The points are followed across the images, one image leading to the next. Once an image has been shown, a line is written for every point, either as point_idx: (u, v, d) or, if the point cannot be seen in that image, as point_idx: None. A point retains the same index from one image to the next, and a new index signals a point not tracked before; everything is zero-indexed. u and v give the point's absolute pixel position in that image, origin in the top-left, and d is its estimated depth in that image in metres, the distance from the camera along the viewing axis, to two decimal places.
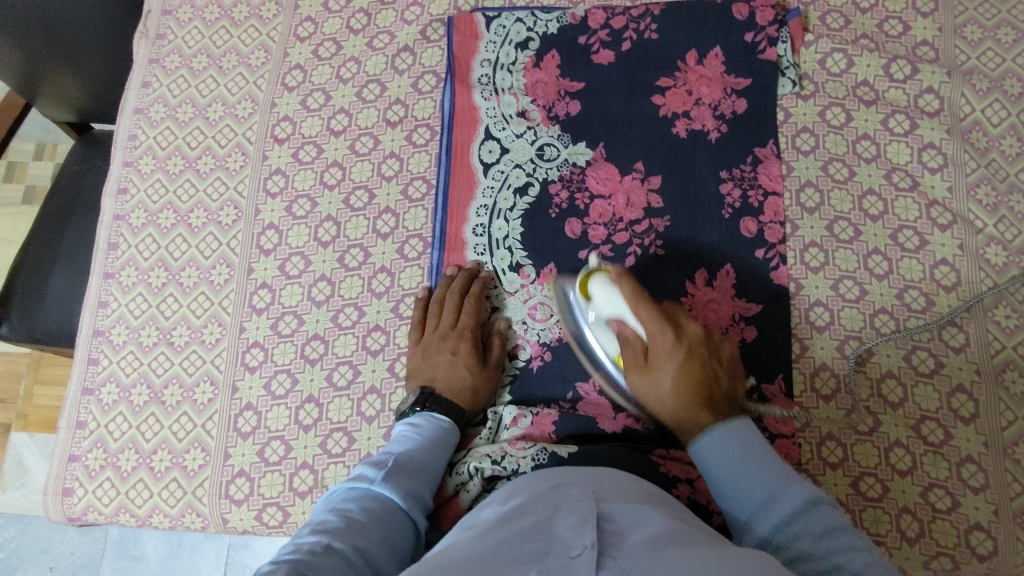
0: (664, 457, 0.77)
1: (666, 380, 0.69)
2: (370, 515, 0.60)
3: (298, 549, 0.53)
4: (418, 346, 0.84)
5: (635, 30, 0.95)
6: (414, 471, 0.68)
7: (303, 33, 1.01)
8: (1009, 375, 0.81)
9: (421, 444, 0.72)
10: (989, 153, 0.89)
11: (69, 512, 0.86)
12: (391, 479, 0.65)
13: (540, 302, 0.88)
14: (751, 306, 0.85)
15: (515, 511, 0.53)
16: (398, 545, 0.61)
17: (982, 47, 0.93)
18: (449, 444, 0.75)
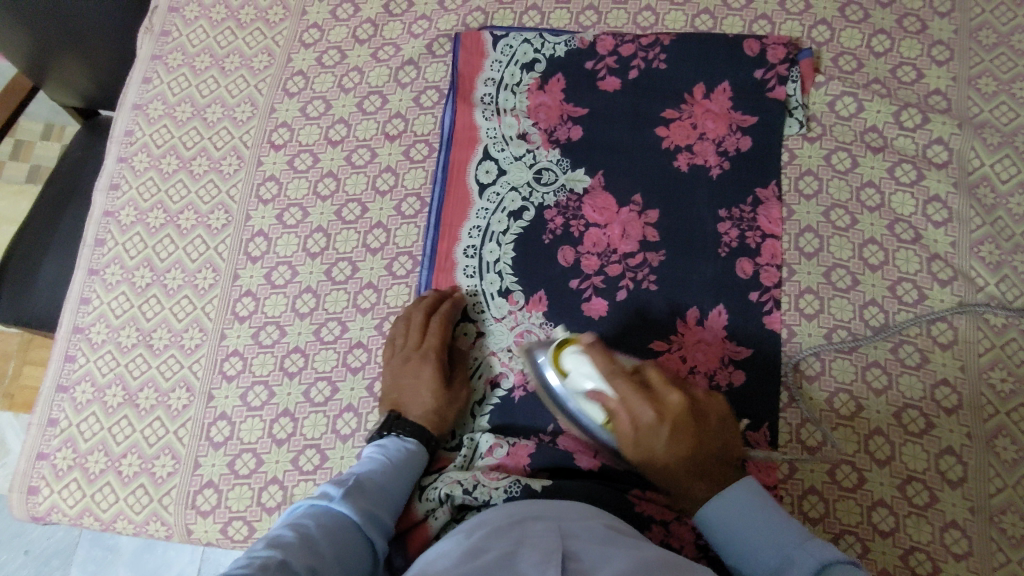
0: (641, 498, 0.76)
1: (660, 451, 0.66)
2: (325, 534, 0.58)
3: (249, 566, 0.50)
4: (387, 366, 0.83)
5: (644, 59, 0.94)
6: (375, 493, 0.67)
7: (309, 39, 1.00)
8: (1001, 441, 0.79)
9: (384, 465, 0.71)
10: (995, 210, 0.87)
11: (34, 511, 0.85)
12: (349, 498, 0.64)
13: (526, 330, 0.86)
14: (741, 350, 0.84)
15: (478, 544, 0.52)
16: (353, 569, 0.59)
17: (996, 100, 0.91)
18: (415, 467, 0.74)
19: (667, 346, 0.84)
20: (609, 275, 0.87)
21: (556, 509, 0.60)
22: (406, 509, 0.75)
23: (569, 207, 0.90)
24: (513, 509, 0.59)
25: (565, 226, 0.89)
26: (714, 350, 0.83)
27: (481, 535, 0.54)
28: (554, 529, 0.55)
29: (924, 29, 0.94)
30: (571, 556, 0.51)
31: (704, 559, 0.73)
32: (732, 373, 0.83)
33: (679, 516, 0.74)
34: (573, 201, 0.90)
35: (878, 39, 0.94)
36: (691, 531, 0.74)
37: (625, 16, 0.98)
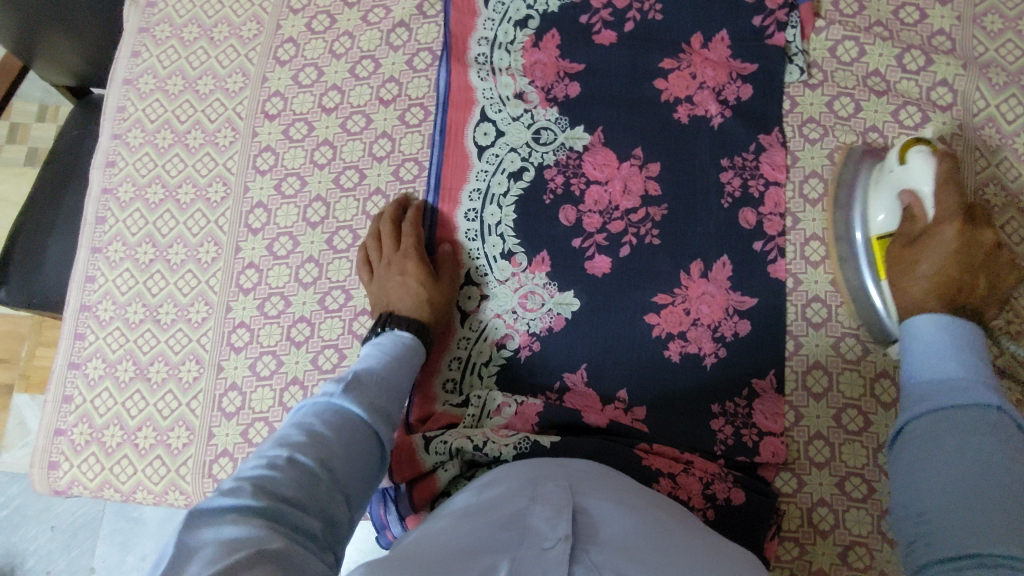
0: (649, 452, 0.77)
1: (922, 273, 0.73)
2: (335, 430, 0.57)
3: (260, 465, 0.51)
4: (370, 282, 0.85)
5: (639, 10, 0.92)
6: (377, 384, 0.65)
7: (297, 5, 0.98)
8: (1005, 382, 0.79)
9: (388, 358, 0.71)
10: (1000, 151, 0.86)
11: (56, 485, 0.87)
12: (352, 392, 0.61)
13: (530, 291, 0.86)
14: (745, 300, 0.83)
15: (492, 504, 0.53)
16: (369, 461, 0.59)
17: (1002, 39, 0.88)
18: (411, 357, 0.75)
19: (670, 299, 0.84)
20: (611, 232, 0.87)
21: (563, 469, 0.59)
22: (411, 460, 0.77)
23: (569, 165, 0.89)
24: (526, 467, 0.60)
25: (565, 184, 0.88)
26: (718, 303, 0.83)
27: (493, 499, 0.54)
28: (566, 484, 0.55)
29: None
30: (583, 511, 0.51)
31: (712, 510, 0.74)
32: (737, 324, 0.82)
33: (686, 468, 0.76)
34: (573, 159, 0.89)
35: None
36: (698, 483, 0.75)
37: None
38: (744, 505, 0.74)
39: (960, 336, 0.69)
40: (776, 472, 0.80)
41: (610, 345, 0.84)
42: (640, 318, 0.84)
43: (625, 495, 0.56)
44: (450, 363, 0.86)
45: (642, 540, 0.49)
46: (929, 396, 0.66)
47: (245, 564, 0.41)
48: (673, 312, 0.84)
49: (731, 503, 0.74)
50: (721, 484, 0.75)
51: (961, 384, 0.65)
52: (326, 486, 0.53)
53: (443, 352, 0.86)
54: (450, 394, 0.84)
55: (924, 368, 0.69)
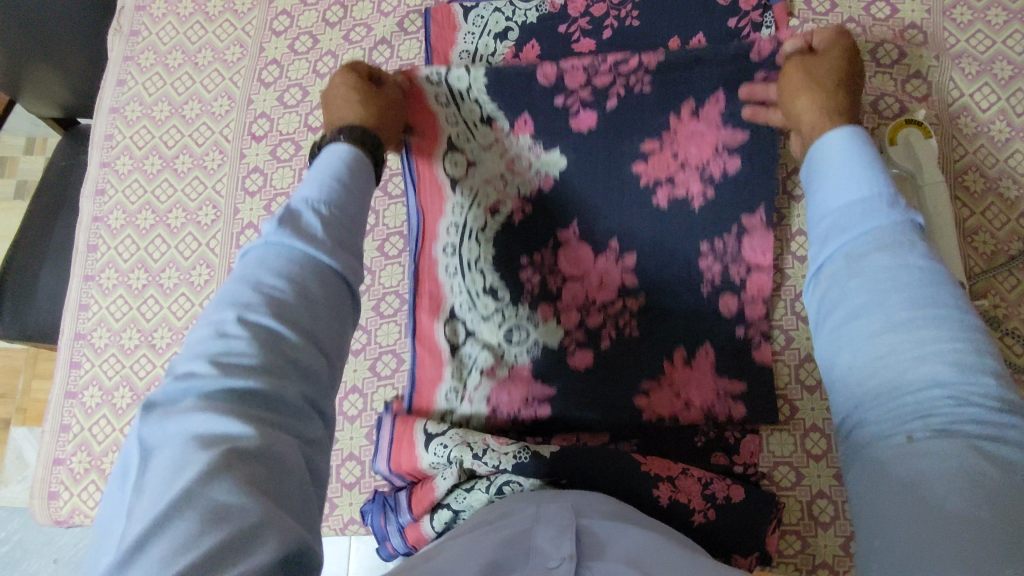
0: (647, 395, 0.81)
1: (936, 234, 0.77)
2: (291, 277, 0.49)
3: (205, 339, 0.45)
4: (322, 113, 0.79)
5: (616, 17, 0.93)
6: (320, 215, 0.54)
7: (279, 27, 0.99)
8: None
9: (331, 182, 0.58)
10: (977, 139, 0.87)
11: (56, 515, 0.87)
12: (289, 227, 0.51)
13: (516, 155, 0.85)
14: (737, 134, 0.80)
15: (495, 527, 0.54)
16: (335, 304, 0.51)
17: (972, 29, 0.90)
18: (363, 174, 0.63)
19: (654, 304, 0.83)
20: (590, 259, 0.84)
21: (565, 496, 0.60)
22: (412, 465, 0.80)
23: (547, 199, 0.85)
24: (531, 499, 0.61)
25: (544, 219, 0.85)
26: (708, 142, 0.81)
27: (497, 521, 0.55)
28: (569, 508, 0.55)
29: None
30: (587, 531, 0.52)
31: (714, 510, 0.74)
32: (726, 161, 0.80)
33: (687, 404, 0.81)
34: (550, 193, 0.85)
35: None
36: (701, 415, 0.80)
37: None
38: (745, 502, 0.74)
39: (864, 158, 0.56)
40: (773, 465, 0.80)
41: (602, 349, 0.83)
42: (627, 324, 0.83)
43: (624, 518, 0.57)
44: (445, 270, 0.86)
45: (644, 554, 0.49)
46: (843, 227, 0.53)
47: (220, 465, 0.37)
48: (661, 158, 0.82)
49: (732, 502, 0.74)
50: (722, 408, 0.80)
51: (872, 213, 0.52)
52: (285, 344, 0.46)
53: (435, 262, 0.87)
54: (456, 297, 0.86)
55: (832, 193, 0.56)
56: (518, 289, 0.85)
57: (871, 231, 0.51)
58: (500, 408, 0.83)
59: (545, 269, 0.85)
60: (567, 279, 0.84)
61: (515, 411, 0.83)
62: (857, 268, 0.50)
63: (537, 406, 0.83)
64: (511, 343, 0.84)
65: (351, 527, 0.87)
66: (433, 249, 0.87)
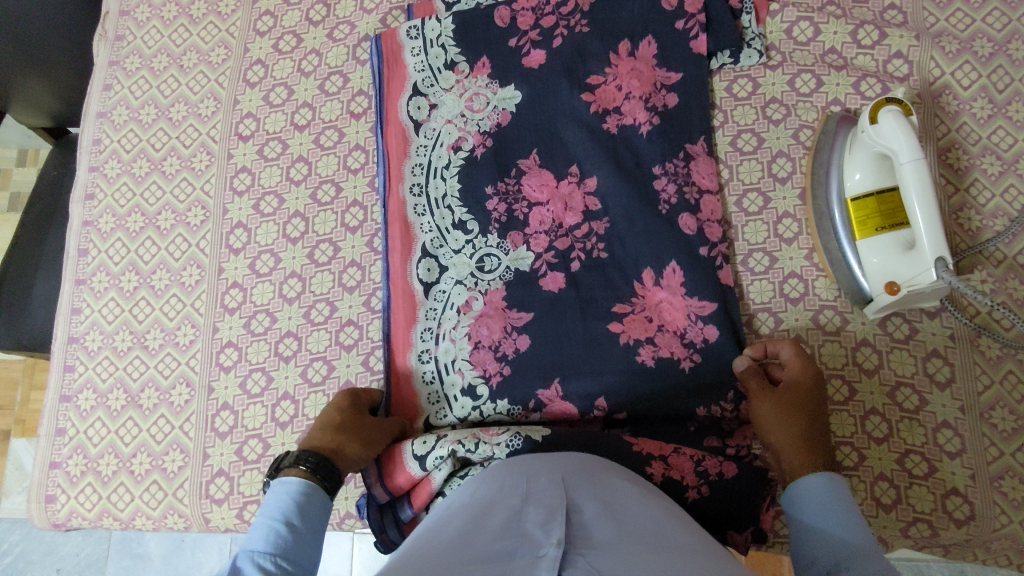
0: (622, 321, 0.82)
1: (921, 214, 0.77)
2: None
3: None
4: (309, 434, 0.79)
5: (566, 26, 0.91)
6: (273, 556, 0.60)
7: (263, 27, 1.00)
8: (985, 340, 0.80)
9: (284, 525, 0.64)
10: (959, 116, 0.87)
11: (54, 519, 0.87)
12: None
13: (475, 94, 0.91)
14: (671, 74, 0.89)
15: (483, 509, 0.52)
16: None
17: (951, 8, 0.91)
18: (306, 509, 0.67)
19: (629, 308, 0.82)
20: (559, 251, 0.85)
21: (556, 463, 0.59)
22: (400, 467, 0.77)
23: (510, 192, 0.88)
24: (517, 468, 0.59)
25: (508, 212, 0.87)
26: (646, 77, 0.88)
27: (485, 500, 0.54)
28: (558, 482, 0.54)
29: None
30: (576, 510, 0.50)
31: (707, 486, 0.74)
32: (666, 96, 0.88)
33: (661, 328, 0.82)
34: (512, 186, 0.88)
35: None
36: (675, 337, 0.81)
37: None
38: (737, 476, 0.75)
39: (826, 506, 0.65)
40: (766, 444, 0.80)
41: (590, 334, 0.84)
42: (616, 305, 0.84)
43: (611, 486, 0.56)
44: (414, 210, 0.89)
45: (631, 539, 0.49)
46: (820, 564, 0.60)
47: None
48: (607, 90, 0.89)
49: (724, 477, 0.74)
50: (694, 330, 0.81)
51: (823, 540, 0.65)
52: None
53: (403, 202, 0.89)
54: (426, 235, 0.88)
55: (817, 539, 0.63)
56: (486, 219, 0.87)
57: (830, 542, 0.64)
58: (481, 343, 0.84)
59: (510, 200, 0.88)
60: (535, 205, 0.87)
61: (496, 343, 0.83)
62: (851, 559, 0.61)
63: (516, 336, 0.83)
64: (484, 272, 0.86)
65: (348, 521, 0.86)
66: (399, 189, 0.90)
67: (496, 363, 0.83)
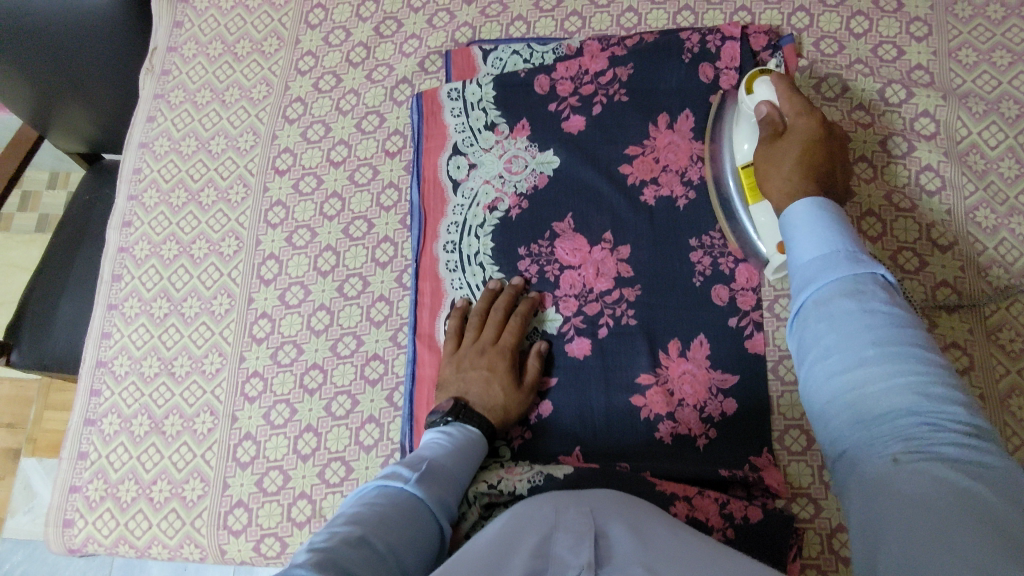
0: (644, 393, 0.83)
1: (788, 160, 0.72)
2: (400, 512, 0.57)
3: (330, 538, 0.49)
4: (454, 358, 0.83)
5: (604, 95, 0.94)
6: (446, 484, 0.64)
7: (304, 67, 1.04)
8: (1015, 399, 0.79)
9: (455, 455, 0.69)
10: (987, 175, 0.88)
11: (70, 543, 0.87)
12: (423, 483, 0.61)
13: (514, 156, 0.94)
14: (707, 147, 0.90)
15: (512, 535, 0.51)
16: (426, 547, 0.57)
17: (978, 70, 0.93)
18: (476, 456, 0.72)
19: (652, 379, 0.83)
20: (588, 315, 0.86)
21: (583, 493, 0.57)
22: None
23: (542, 254, 0.89)
24: (540, 498, 0.57)
25: (540, 273, 0.89)
26: (682, 151, 0.91)
27: (515, 525, 0.52)
28: (587, 511, 0.53)
29: (902, 7, 0.96)
30: (605, 535, 0.50)
31: (732, 529, 0.73)
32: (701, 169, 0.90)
33: (681, 402, 0.82)
34: (545, 247, 0.89)
35: (857, 20, 0.97)
36: (694, 412, 0.81)
37: (608, 18, 1.01)
38: (763, 522, 0.73)
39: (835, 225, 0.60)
40: (791, 498, 0.78)
41: (615, 378, 0.84)
42: (642, 351, 0.84)
43: (638, 508, 0.56)
44: (446, 266, 0.90)
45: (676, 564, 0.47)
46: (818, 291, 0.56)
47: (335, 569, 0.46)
48: (644, 161, 0.91)
49: (750, 522, 0.73)
50: (714, 405, 0.81)
51: (842, 272, 0.55)
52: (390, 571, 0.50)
53: (436, 258, 0.90)
54: (457, 291, 0.89)
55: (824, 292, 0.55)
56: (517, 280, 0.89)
57: (840, 284, 0.55)
58: None
59: (542, 261, 0.89)
60: (566, 267, 0.88)
61: (539, 408, 0.84)
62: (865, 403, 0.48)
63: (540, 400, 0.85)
64: None
65: None
66: (433, 247, 0.91)
67: (519, 426, 0.84)
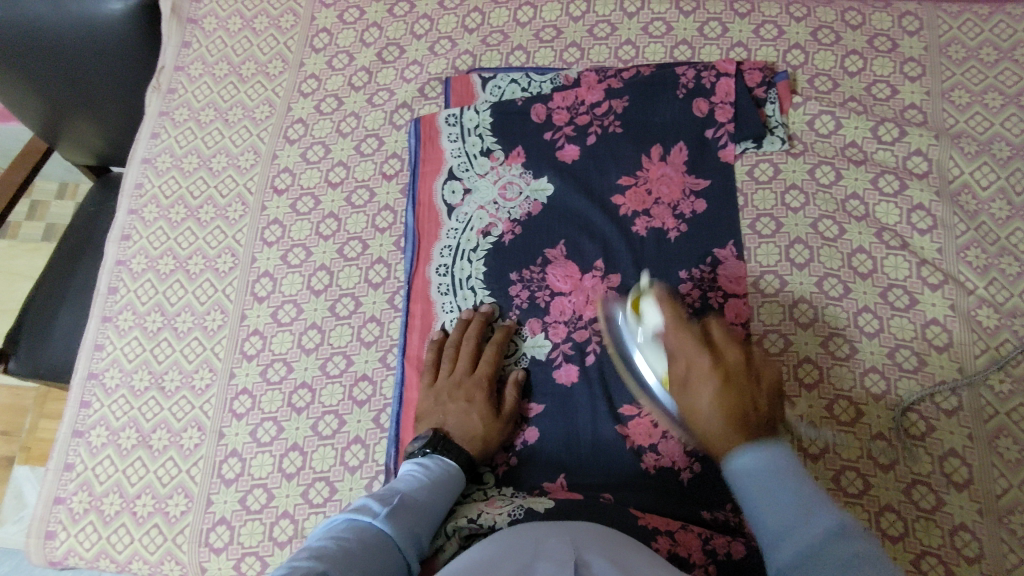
0: (629, 422, 0.83)
1: (703, 399, 0.67)
2: (368, 545, 0.57)
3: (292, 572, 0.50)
4: (431, 390, 0.84)
5: (600, 125, 0.95)
6: (419, 515, 0.65)
7: (307, 89, 1.06)
8: (1003, 441, 0.79)
9: (429, 488, 0.69)
10: (978, 215, 0.89)
11: (51, 555, 0.87)
12: (393, 517, 0.61)
13: (509, 182, 0.95)
14: (700, 181, 0.92)
15: (490, 564, 0.51)
16: None
17: (970, 111, 0.94)
18: (453, 488, 0.73)
19: (637, 408, 0.83)
20: (576, 342, 0.87)
21: (564, 525, 0.58)
22: None
23: (533, 280, 0.90)
24: (521, 529, 0.57)
25: (530, 299, 0.89)
26: (676, 184, 0.92)
27: (493, 555, 0.52)
28: (568, 542, 0.53)
29: (895, 48, 0.98)
30: (586, 566, 0.50)
31: (715, 567, 0.71)
32: (695, 202, 0.91)
33: (666, 432, 0.82)
34: (537, 274, 0.90)
35: (851, 59, 0.98)
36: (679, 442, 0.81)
37: (607, 50, 1.02)
38: (746, 559, 0.72)
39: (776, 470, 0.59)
40: None
41: (602, 406, 0.84)
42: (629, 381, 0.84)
43: (616, 541, 0.56)
44: (438, 289, 0.91)
45: None
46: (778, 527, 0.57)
47: None
48: (637, 192, 0.92)
49: (732, 558, 0.72)
50: None
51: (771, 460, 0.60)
52: None
53: (428, 282, 0.91)
54: (448, 315, 0.90)
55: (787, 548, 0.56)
56: (508, 305, 0.89)
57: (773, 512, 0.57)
58: None
59: (534, 287, 0.90)
60: (556, 294, 0.89)
61: (524, 435, 0.85)
62: (824, 562, 0.54)
63: (525, 427, 0.85)
64: None
65: None
66: (426, 270, 0.92)
67: (504, 452, 0.84)
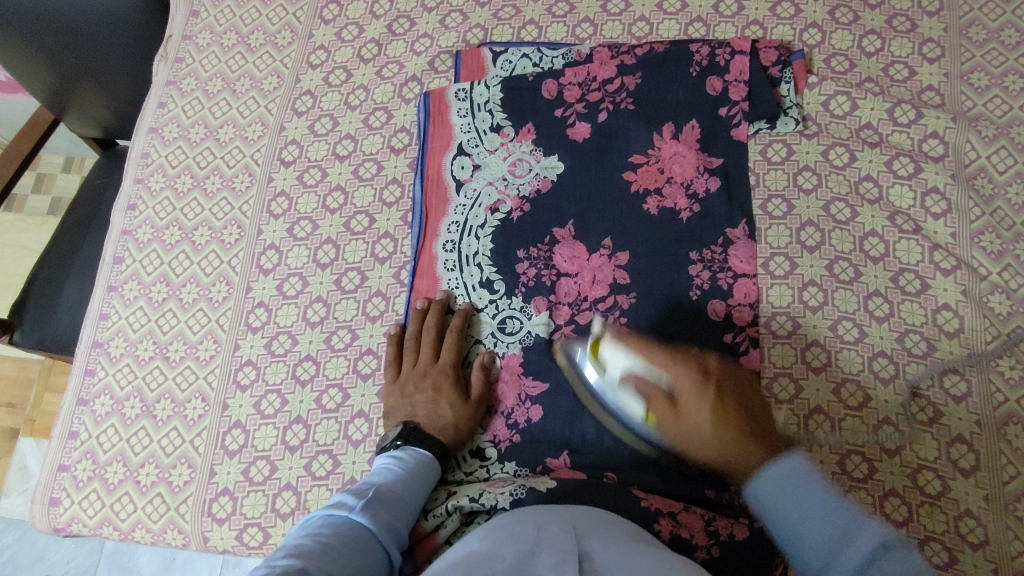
0: None
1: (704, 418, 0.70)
2: (346, 539, 0.56)
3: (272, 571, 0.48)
4: (396, 383, 0.83)
5: (612, 102, 0.94)
6: (393, 508, 0.64)
7: (315, 60, 1.05)
8: (1012, 428, 0.78)
9: (404, 482, 0.69)
10: (994, 200, 0.87)
11: (55, 522, 0.87)
12: (369, 510, 0.61)
13: (518, 159, 0.94)
14: (712, 160, 0.90)
15: (492, 548, 0.49)
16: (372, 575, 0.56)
17: (989, 94, 0.92)
18: (426, 480, 0.73)
19: None
20: (582, 320, 0.86)
21: (566, 511, 0.57)
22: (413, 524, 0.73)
23: (540, 258, 0.89)
24: (524, 514, 0.57)
25: (537, 276, 0.88)
26: (690, 162, 0.90)
27: (493, 541, 0.51)
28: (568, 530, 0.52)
29: (915, 28, 0.96)
30: (588, 554, 0.49)
31: (717, 548, 0.71)
32: (708, 180, 0.89)
33: None
34: (544, 252, 0.89)
35: (868, 39, 0.96)
36: None
37: (620, 27, 1.01)
38: (750, 540, 0.71)
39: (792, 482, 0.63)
40: None
41: None
42: None
43: (617, 528, 0.55)
44: (444, 265, 0.90)
45: None
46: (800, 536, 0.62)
47: None
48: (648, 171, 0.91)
49: (735, 540, 0.71)
50: None
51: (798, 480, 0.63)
52: None
53: (434, 257, 0.91)
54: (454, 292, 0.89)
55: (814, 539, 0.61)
56: (514, 282, 0.89)
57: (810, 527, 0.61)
58: (496, 408, 0.85)
59: (540, 265, 0.89)
60: (563, 273, 0.88)
61: (508, 409, 0.84)
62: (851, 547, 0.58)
63: (529, 404, 0.84)
64: (504, 333, 0.87)
65: None
66: (433, 246, 0.91)
67: (506, 429, 0.83)
